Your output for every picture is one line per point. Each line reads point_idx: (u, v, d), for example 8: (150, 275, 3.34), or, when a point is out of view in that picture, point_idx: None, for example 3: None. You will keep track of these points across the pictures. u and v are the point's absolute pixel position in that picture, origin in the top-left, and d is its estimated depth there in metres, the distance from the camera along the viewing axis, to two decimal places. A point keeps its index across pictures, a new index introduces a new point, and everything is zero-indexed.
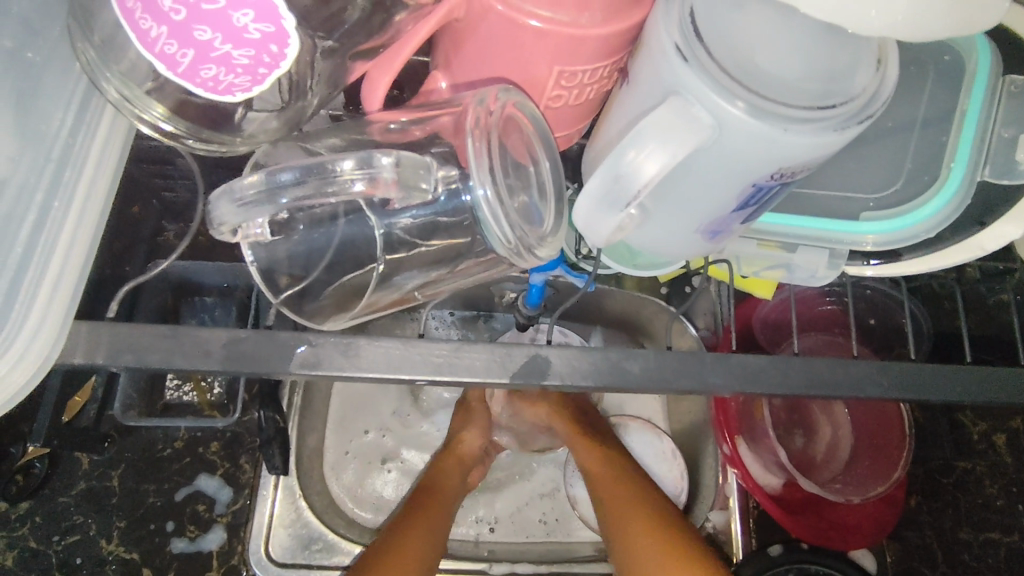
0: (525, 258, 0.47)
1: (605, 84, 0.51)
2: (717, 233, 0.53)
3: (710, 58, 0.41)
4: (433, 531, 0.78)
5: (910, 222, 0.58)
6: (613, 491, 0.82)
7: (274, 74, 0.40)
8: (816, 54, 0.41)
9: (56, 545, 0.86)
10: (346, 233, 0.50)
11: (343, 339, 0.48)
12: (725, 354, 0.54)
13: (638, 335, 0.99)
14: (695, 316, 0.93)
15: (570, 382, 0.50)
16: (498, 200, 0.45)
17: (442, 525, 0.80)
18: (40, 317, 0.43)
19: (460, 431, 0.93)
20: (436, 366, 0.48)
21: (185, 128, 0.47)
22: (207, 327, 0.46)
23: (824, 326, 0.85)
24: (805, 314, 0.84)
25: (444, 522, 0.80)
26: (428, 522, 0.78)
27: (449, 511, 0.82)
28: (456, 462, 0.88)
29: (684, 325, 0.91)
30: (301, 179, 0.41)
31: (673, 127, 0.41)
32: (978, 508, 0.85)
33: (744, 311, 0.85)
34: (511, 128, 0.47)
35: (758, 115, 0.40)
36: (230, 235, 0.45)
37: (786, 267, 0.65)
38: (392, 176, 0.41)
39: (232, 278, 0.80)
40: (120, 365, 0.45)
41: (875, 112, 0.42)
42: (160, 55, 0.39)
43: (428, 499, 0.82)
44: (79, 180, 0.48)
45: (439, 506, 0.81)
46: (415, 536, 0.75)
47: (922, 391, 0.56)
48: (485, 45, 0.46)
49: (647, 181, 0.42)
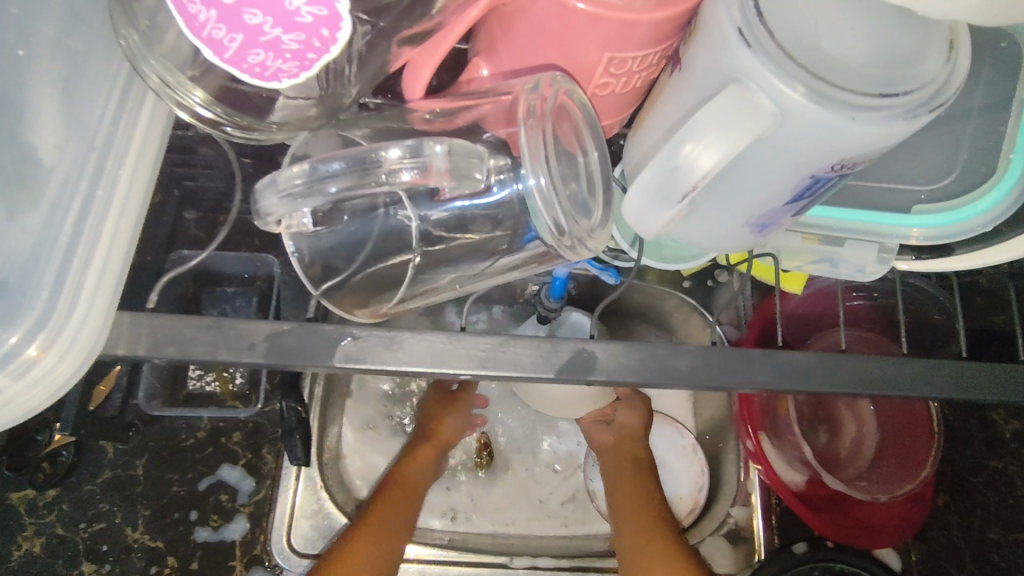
0: (575, 251, 0.46)
1: (653, 72, 0.49)
2: (766, 226, 0.52)
3: (775, 43, 0.39)
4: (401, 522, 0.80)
5: (965, 216, 0.56)
6: (630, 496, 0.84)
7: (323, 60, 0.39)
8: (883, 40, 0.39)
9: (82, 532, 0.87)
10: (385, 226, 0.49)
11: (388, 332, 0.47)
12: (774, 349, 0.52)
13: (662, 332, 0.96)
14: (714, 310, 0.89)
15: (617, 378, 0.49)
16: (553, 188, 0.44)
17: (416, 500, 0.84)
18: (86, 310, 0.42)
19: (441, 417, 0.89)
20: (481, 361, 0.47)
21: (223, 114, 0.46)
22: (251, 319, 0.46)
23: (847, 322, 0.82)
24: (824, 314, 0.83)
25: (409, 515, 0.82)
26: (401, 505, 0.82)
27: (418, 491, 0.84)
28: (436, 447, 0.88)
29: (706, 319, 0.89)
30: (347, 169, 0.39)
31: (733, 116, 0.39)
32: (1012, 508, 0.77)
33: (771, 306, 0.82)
34: (562, 117, 0.45)
35: (823, 104, 0.39)
36: (275, 226, 0.43)
37: (830, 262, 0.62)
38: (444, 164, 0.39)
39: (253, 268, 0.80)
40: (163, 357, 0.44)
41: (944, 102, 0.40)
42: (207, 41, 0.38)
43: (397, 488, 0.83)
44: (122, 169, 0.46)
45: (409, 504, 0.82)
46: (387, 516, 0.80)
47: (975, 391, 0.54)
48: (531, 30, 0.45)
49: (704, 175, 0.41)
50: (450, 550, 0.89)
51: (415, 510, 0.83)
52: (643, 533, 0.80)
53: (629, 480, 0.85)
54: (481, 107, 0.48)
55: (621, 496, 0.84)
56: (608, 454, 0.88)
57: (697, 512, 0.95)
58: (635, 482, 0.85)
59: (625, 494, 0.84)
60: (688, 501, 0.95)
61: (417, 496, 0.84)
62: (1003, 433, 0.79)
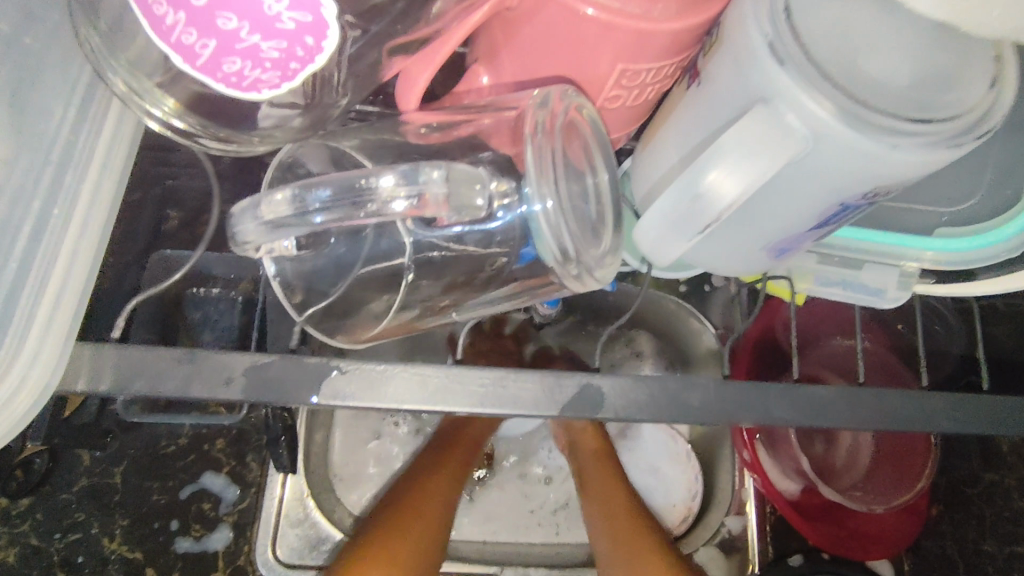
0: (582, 280, 0.43)
1: (666, 84, 0.46)
2: (784, 250, 0.48)
3: (810, 60, 0.35)
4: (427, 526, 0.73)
5: (991, 241, 0.53)
6: (606, 495, 0.81)
7: (308, 70, 0.35)
8: (927, 60, 0.35)
9: (57, 543, 0.83)
10: (378, 245, 0.45)
11: (377, 366, 0.43)
12: (791, 383, 0.49)
13: (660, 340, 0.92)
14: (711, 318, 0.87)
15: (626, 416, 0.45)
16: (561, 212, 0.40)
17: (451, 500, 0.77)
18: (38, 341, 0.38)
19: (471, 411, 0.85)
20: (479, 398, 0.43)
21: (198, 125, 0.42)
22: (228, 350, 0.42)
23: (849, 331, 0.77)
24: (823, 324, 0.78)
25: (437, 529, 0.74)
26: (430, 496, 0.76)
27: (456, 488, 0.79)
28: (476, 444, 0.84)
29: (703, 324, 0.86)
30: (334, 199, 0.35)
31: (761, 141, 0.36)
32: (1005, 522, 0.71)
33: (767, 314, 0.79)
34: (571, 134, 0.42)
35: (861, 129, 0.35)
36: (253, 252, 0.39)
37: (847, 284, 0.59)
38: (442, 192, 0.35)
39: (239, 269, 0.74)
40: (130, 393, 0.40)
41: (991, 129, 0.36)
42: (176, 47, 0.33)
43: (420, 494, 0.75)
44: (83, 184, 0.42)
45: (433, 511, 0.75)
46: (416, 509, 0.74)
47: (998, 425, 0.51)
48: (536, 39, 0.41)
49: (727, 205, 0.37)
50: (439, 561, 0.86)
51: (444, 512, 0.76)
52: (625, 532, 0.76)
53: (604, 487, 0.81)
54: (480, 120, 0.44)
55: (594, 494, 0.81)
56: (572, 461, 0.86)
57: (690, 520, 0.92)
58: (610, 490, 0.81)
59: (602, 506, 0.80)
60: (682, 509, 0.93)
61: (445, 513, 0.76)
62: (1000, 446, 0.73)
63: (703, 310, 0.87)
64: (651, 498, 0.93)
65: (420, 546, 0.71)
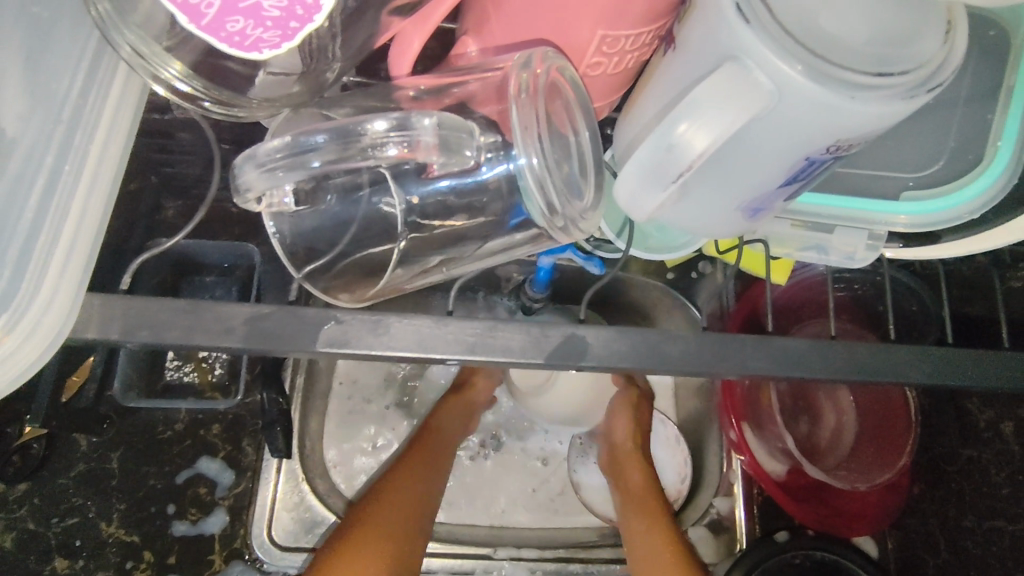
0: (568, 232, 0.45)
1: (645, 52, 0.48)
2: (758, 211, 0.51)
3: (773, 18, 0.38)
4: (435, 468, 0.83)
5: (953, 203, 0.56)
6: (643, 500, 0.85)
7: (307, 29, 0.38)
8: (881, 15, 0.38)
9: (55, 527, 0.83)
10: (371, 207, 0.48)
11: (373, 317, 0.45)
12: (768, 336, 0.52)
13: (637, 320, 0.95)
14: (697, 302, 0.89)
15: (607, 365, 0.48)
16: (546, 167, 0.43)
17: (437, 480, 0.82)
18: (52, 288, 0.40)
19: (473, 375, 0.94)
20: (469, 345, 0.46)
21: (203, 88, 0.44)
22: (230, 302, 0.44)
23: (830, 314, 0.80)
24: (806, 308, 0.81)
25: (442, 461, 0.84)
26: (414, 478, 0.80)
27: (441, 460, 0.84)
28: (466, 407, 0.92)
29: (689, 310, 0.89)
30: (328, 142, 0.39)
31: (730, 93, 0.39)
32: (984, 497, 0.73)
33: (754, 293, 0.80)
34: (555, 95, 0.44)
35: (821, 80, 0.38)
36: (255, 204, 0.41)
37: (820, 248, 0.62)
38: (432, 139, 0.38)
39: (234, 257, 0.77)
40: (136, 342, 0.43)
41: (942, 82, 0.39)
42: (183, 6, 0.36)
43: (432, 435, 0.86)
44: (92, 141, 0.44)
45: (444, 456, 0.85)
46: (402, 491, 0.78)
47: (961, 377, 0.54)
48: (520, 5, 0.44)
49: (699, 154, 0.40)
50: (439, 542, 0.88)
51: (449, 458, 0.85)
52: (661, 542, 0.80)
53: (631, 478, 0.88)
54: (468, 85, 0.47)
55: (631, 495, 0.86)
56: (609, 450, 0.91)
57: (680, 502, 0.95)
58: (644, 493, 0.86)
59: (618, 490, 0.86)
60: (671, 492, 0.96)
61: (447, 451, 0.85)
62: (977, 422, 0.75)
63: (688, 295, 0.89)
64: None
65: (440, 472, 0.83)
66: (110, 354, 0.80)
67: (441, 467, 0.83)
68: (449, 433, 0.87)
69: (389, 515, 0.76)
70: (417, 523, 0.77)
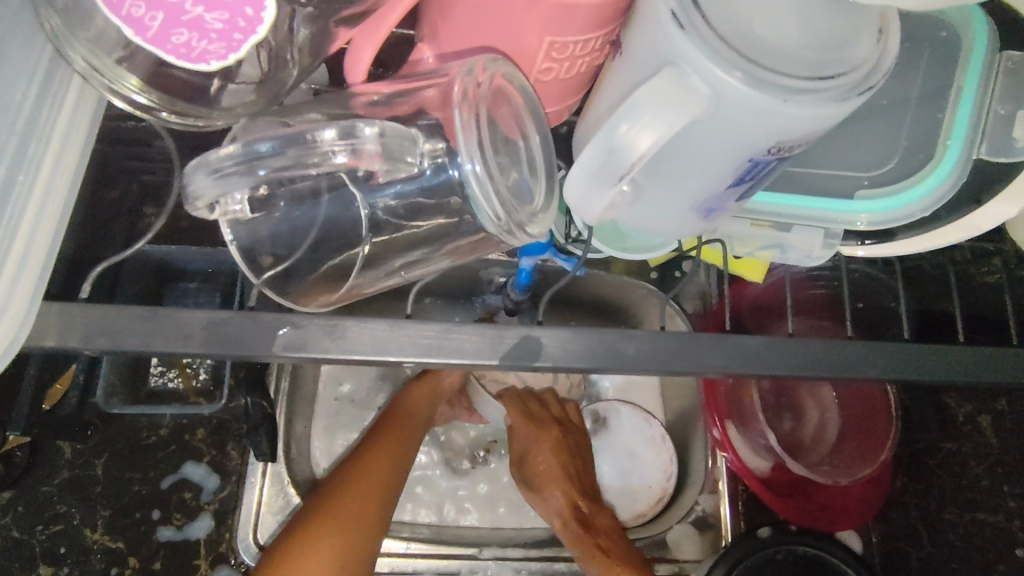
0: (516, 236, 0.46)
1: (597, 58, 0.48)
2: (712, 211, 0.52)
3: (708, 25, 0.39)
4: (400, 450, 0.83)
5: (905, 201, 0.57)
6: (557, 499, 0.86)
7: (251, 41, 0.39)
8: (813, 20, 0.38)
9: (39, 535, 0.84)
10: (330, 212, 0.48)
11: (329, 321, 0.46)
12: (722, 334, 0.53)
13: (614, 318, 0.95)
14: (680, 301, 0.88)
15: (562, 365, 0.49)
16: (487, 175, 0.44)
17: (404, 461, 0.83)
18: (5, 298, 0.41)
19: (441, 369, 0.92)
20: (425, 348, 0.47)
21: (158, 99, 0.45)
22: (187, 309, 0.45)
23: (810, 309, 0.79)
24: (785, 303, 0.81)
25: (409, 444, 0.84)
26: (381, 461, 0.80)
27: (408, 443, 0.84)
28: (432, 390, 0.91)
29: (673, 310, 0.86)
30: (279, 150, 0.39)
31: (667, 98, 0.40)
32: (964, 490, 0.74)
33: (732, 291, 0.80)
34: (500, 100, 0.45)
35: (756, 85, 0.39)
36: (207, 211, 0.43)
37: (779, 247, 0.64)
38: (376, 147, 0.39)
39: (214, 263, 0.77)
40: (95, 349, 0.44)
41: (875, 84, 0.40)
42: (127, 19, 0.37)
43: (395, 422, 0.86)
44: (45, 153, 0.45)
45: (405, 433, 0.85)
46: (370, 473, 0.78)
47: (914, 371, 0.55)
48: (468, 14, 0.44)
49: (640, 157, 0.41)
50: (421, 543, 0.89)
51: (416, 438, 0.86)
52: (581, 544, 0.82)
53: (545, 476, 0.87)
54: (421, 91, 0.48)
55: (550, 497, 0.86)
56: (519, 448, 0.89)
57: (665, 500, 0.95)
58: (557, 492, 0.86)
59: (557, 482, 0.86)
60: (657, 489, 0.95)
61: (413, 432, 0.86)
62: (956, 416, 0.76)
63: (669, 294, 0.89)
64: (628, 481, 0.96)
65: (404, 453, 0.83)
66: (93, 361, 0.82)
67: (406, 447, 0.84)
68: (419, 415, 0.88)
69: (351, 505, 0.75)
70: (383, 509, 0.77)
